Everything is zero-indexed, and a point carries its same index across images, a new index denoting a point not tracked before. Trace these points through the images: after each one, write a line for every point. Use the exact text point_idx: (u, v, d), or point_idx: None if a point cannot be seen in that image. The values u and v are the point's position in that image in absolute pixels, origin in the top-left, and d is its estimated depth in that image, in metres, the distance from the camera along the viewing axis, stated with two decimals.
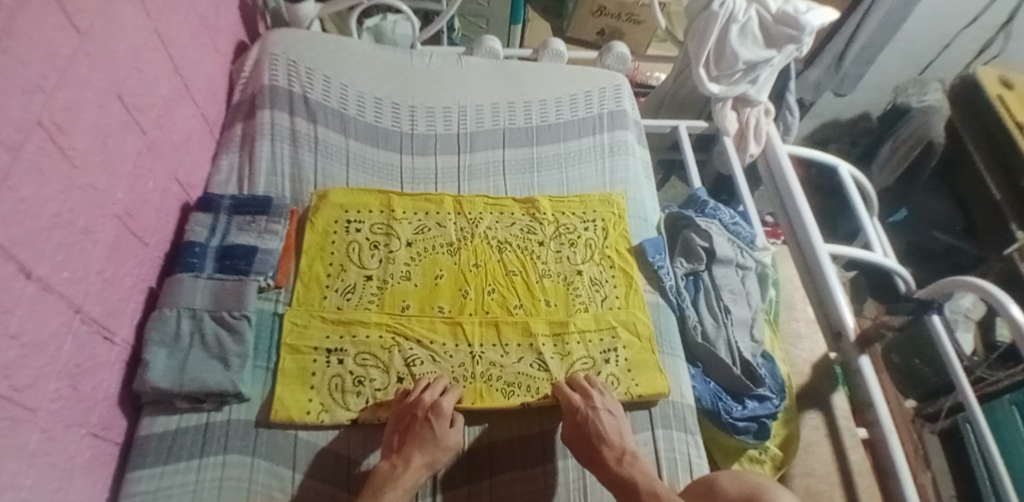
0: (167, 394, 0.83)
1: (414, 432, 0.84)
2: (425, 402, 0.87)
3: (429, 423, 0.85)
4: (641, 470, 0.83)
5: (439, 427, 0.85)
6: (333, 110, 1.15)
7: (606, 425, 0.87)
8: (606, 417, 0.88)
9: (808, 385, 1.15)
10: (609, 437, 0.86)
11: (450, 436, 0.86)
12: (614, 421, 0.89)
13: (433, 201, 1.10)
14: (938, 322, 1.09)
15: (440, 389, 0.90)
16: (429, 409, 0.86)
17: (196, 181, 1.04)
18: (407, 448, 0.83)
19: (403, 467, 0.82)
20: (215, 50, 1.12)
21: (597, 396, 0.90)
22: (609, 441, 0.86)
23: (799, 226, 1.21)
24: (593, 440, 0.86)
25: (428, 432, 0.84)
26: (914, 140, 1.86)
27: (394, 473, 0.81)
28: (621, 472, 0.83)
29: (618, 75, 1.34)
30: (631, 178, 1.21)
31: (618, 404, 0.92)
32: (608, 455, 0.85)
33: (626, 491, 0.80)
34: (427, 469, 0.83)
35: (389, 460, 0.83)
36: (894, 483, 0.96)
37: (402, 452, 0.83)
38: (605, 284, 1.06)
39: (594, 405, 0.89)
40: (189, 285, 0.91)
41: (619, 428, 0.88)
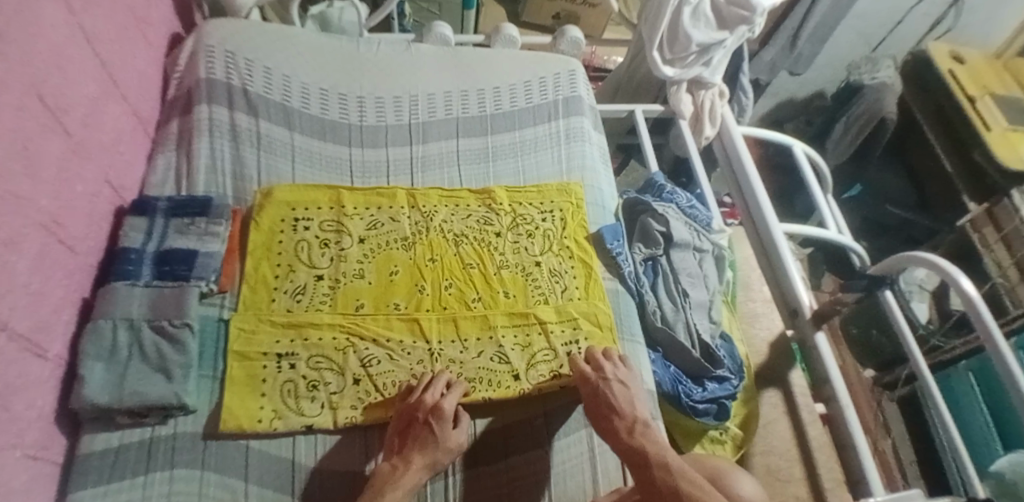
0: (106, 410, 0.79)
1: (415, 436, 0.84)
2: (425, 404, 0.85)
3: (429, 426, 0.84)
4: (649, 439, 0.83)
5: (439, 429, 0.84)
6: (275, 102, 1.10)
7: (620, 397, 0.88)
8: (618, 389, 0.88)
9: (766, 364, 1.15)
10: (623, 408, 0.87)
11: (450, 438, 0.85)
12: (627, 395, 0.89)
13: (385, 195, 1.06)
14: (889, 298, 1.10)
15: (444, 388, 0.88)
16: (430, 411, 0.84)
17: (129, 183, 0.98)
18: (408, 451, 0.82)
19: (403, 468, 0.80)
20: (146, 42, 1.05)
21: (610, 370, 0.90)
22: (623, 413, 0.87)
23: (754, 207, 1.22)
24: (608, 413, 0.87)
25: (429, 435, 0.83)
26: (868, 117, 1.93)
27: (394, 475, 0.80)
28: (633, 442, 0.84)
29: (572, 59, 1.32)
30: (588, 164, 1.19)
31: (634, 379, 0.92)
32: (620, 425, 0.86)
33: (637, 462, 0.81)
34: (427, 470, 0.82)
35: (389, 461, 0.82)
36: (853, 456, 0.97)
37: (401, 455, 0.82)
38: (564, 275, 1.04)
39: (605, 376, 0.89)
40: (125, 294, 0.85)
41: (634, 399, 0.89)
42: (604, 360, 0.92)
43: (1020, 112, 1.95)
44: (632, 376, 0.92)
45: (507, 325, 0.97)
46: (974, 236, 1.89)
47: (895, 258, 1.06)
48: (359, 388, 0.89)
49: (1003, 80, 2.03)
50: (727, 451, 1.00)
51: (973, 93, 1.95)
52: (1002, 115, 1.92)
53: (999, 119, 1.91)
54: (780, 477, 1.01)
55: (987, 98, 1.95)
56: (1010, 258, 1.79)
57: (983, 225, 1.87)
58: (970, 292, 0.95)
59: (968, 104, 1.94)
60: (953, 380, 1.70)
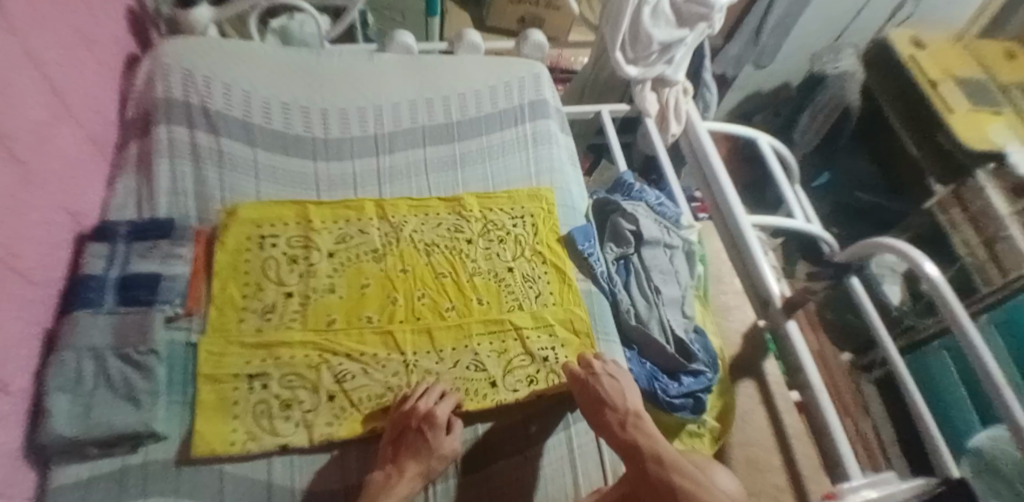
0: (75, 442, 0.77)
1: (408, 443, 0.84)
2: (419, 412, 0.85)
3: (422, 433, 0.84)
4: (643, 433, 0.85)
5: (434, 435, 0.85)
6: (236, 119, 1.08)
7: (615, 392, 0.89)
8: (611, 385, 0.89)
9: (740, 356, 1.15)
10: (617, 401, 0.88)
11: (444, 444, 0.86)
12: (620, 389, 0.89)
13: (353, 207, 1.05)
14: (857, 285, 1.12)
15: (438, 396, 0.89)
16: (423, 418, 0.85)
17: (88, 209, 0.96)
18: (403, 459, 0.84)
19: (398, 477, 0.82)
20: (100, 64, 1.03)
21: (600, 365, 0.91)
22: (616, 407, 0.87)
23: (722, 201, 1.24)
24: (602, 409, 0.87)
25: (422, 442, 0.84)
26: (831, 105, 2.02)
27: (388, 483, 0.82)
28: (627, 437, 0.85)
29: (537, 62, 1.32)
30: (556, 167, 1.20)
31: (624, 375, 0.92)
32: (612, 419, 0.87)
33: (632, 458, 0.84)
34: (421, 477, 0.83)
35: (383, 469, 0.84)
36: (829, 441, 0.98)
37: (396, 464, 0.84)
38: (538, 281, 1.04)
39: (594, 372, 0.90)
40: (87, 322, 0.83)
41: (628, 392, 0.90)
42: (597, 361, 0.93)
43: (982, 93, 2.00)
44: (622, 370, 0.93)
45: (482, 331, 0.97)
46: (942, 217, 1.94)
47: (859, 242, 1.06)
48: (334, 404, 0.88)
49: (966, 63, 2.07)
50: (706, 444, 0.99)
51: (935, 77, 1.99)
52: (963, 95, 1.98)
53: (962, 101, 1.96)
54: (760, 468, 1.02)
55: (951, 82, 2.00)
56: (979, 238, 1.81)
57: (951, 206, 1.93)
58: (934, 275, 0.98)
59: (931, 87, 1.99)
60: (929, 358, 1.73)
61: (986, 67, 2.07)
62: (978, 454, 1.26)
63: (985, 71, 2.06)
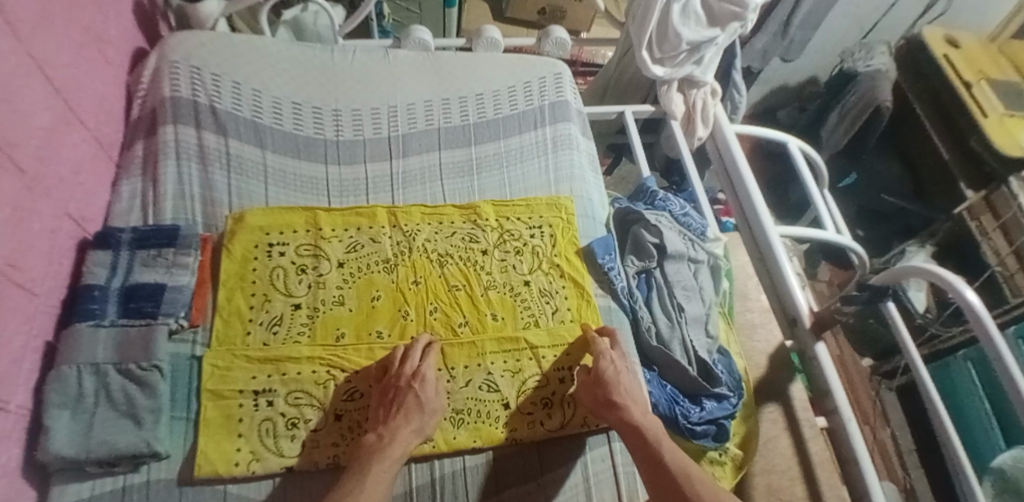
0: (75, 461, 0.75)
1: (397, 402, 0.82)
2: (406, 372, 0.84)
3: (412, 390, 0.83)
4: (640, 412, 0.84)
5: (423, 392, 0.84)
6: (245, 120, 1.04)
7: (615, 372, 0.87)
8: (609, 365, 0.88)
9: (765, 378, 1.10)
10: (623, 386, 0.86)
11: (434, 400, 0.84)
12: (622, 370, 0.88)
13: (365, 214, 1.01)
14: (892, 308, 1.02)
15: (420, 354, 0.88)
16: (411, 377, 0.84)
17: (92, 214, 0.93)
18: (393, 419, 0.81)
19: (391, 437, 0.79)
20: (105, 60, 0.99)
21: (609, 349, 0.90)
22: (624, 391, 0.85)
23: (750, 210, 1.18)
24: (609, 391, 0.85)
25: (413, 401, 0.82)
26: (862, 104, 1.88)
27: (381, 444, 0.79)
28: (630, 414, 0.83)
29: (558, 61, 1.26)
30: (577, 174, 1.14)
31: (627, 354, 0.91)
32: (633, 409, 0.84)
33: (635, 433, 0.82)
34: (416, 435, 0.81)
35: (376, 432, 0.81)
36: (856, 472, 0.94)
37: (387, 424, 0.81)
38: (555, 296, 1.00)
39: (618, 358, 0.90)
40: (89, 336, 0.81)
41: (630, 387, 0.87)
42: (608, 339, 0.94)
43: (1016, 97, 1.89)
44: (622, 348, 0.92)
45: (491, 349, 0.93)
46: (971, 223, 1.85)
47: (891, 269, 0.94)
48: (341, 425, 0.85)
49: (1000, 65, 1.97)
50: (727, 474, 0.96)
51: (969, 78, 1.90)
52: (996, 98, 1.87)
53: (996, 105, 1.85)
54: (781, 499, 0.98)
55: (984, 84, 1.90)
56: (1008, 247, 1.77)
57: (981, 213, 1.84)
58: (976, 304, 0.87)
59: (963, 88, 1.89)
60: (952, 369, 1.67)
61: (1020, 69, 1.97)
62: (1002, 476, 1.12)
63: (1020, 73, 1.96)
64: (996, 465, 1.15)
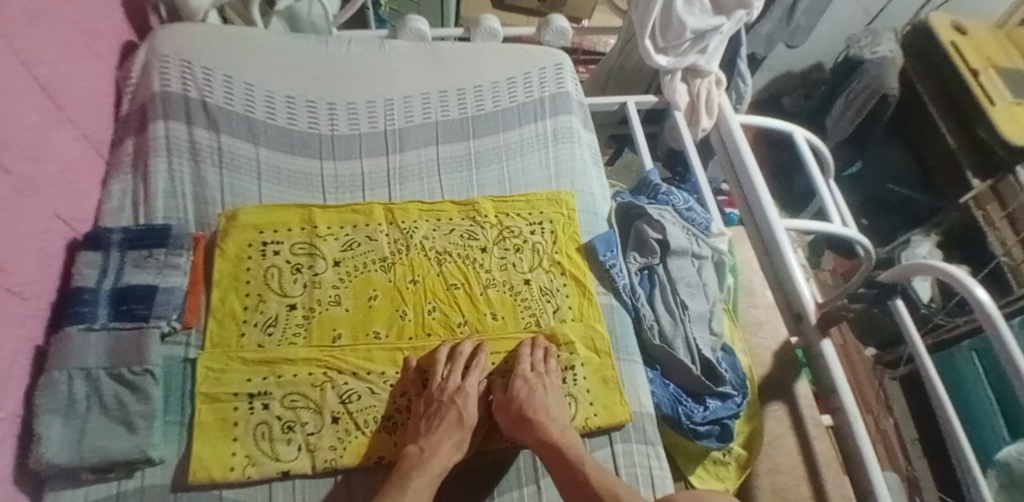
0: (68, 468, 0.73)
1: (439, 416, 0.82)
2: (449, 386, 0.84)
3: (454, 406, 0.83)
4: (558, 429, 0.82)
5: (466, 407, 0.84)
6: (237, 115, 1.02)
7: (529, 390, 0.85)
8: (522, 386, 0.85)
9: (770, 375, 1.09)
10: (536, 403, 0.83)
11: (473, 417, 0.84)
12: (538, 388, 0.85)
13: (361, 212, 0.99)
14: (901, 306, 0.99)
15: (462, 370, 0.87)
16: (455, 392, 0.84)
17: (84, 213, 0.91)
18: (436, 432, 0.80)
19: (433, 451, 0.78)
20: (93, 56, 0.96)
21: (528, 368, 0.87)
22: (536, 407, 0.83)
23: (755, 203, 1.15)
24: (521, 411, 0.83)
25: (454, 416, 0.82)
26: (868, 93, 1.85)
27: (423, 457, 0.78)
28: (546, 431, 0.81)
29: (559, 51, 1.23)
30: (578, 168, 1.12)
31: (549, 377, 0.88)
32: (547, 425, 0.82)
33: (552, 452, 0.80)
34: (457, 450, 0.80)
35: (416, 445, 0.80)
36: (861, 472, 0.92)
37: (429, 438, 0.80)
38: (556, 294, 0.98)
39: (530, 377, 0.86)
40: (81, 341, 0.79)
41: (547, 405, 0.84)
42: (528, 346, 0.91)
43: None
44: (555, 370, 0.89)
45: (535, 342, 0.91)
46: (977, 213, 1.82)
47: (901, 266, 0.91)
48: (338, 427, 0.83)
49: (1008, 52, 1.93)
50: (731, 473, 0.95)
51: (977, 65, 1.86)
52: (1005, 86, 1.84)
53: (1004, 92, 1.82)
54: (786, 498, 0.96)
55: (992, 71, 1.86)
56: (1015, 237, 1.73)
57: (988, 202, 1.81)
58: (986, 303, 0.84)
59: (971, 76, 1.85)
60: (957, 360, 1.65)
61: None
62: (1008, 468, 1.01)
63: None
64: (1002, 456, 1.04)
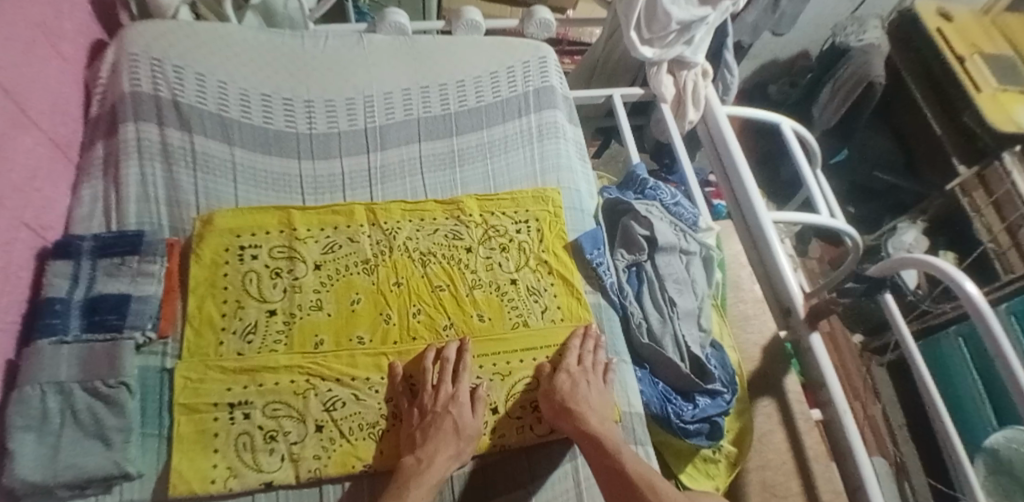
0: (42, 487, 0.71)
1: (435, 425, 0.80)
2: (442, 395, 0.83)
3: (449, 415, 0.81)
4: (597, 421, 0.82)
5: (461, 416, 0.82)
6: (211, 114, 0.99)
7: (572, 384, 0.85)
8: (565, 379, 0.85)
9: (759, 370, 1.08)
10: (577, 396, 0.84)
11: (471, 426, 0.82)
12: (580, 383, 0.85)
13: (341, 213, 0.97)
14: (890, 301, 0.97)
15: (453, 377, 0.86)
16: (449, 400, 0.83)
17: (52, 220, 0.87)
18: (431, 442, 0.79)
19: (429, 461, 0.77)
20: (59, 56, 0.93)
21: (573, 363, 0.88)
22: (577, 400, 0.83)
23: (742, 196, 1.14)
24: (563, 402, 0.83)
25: (450, 425, 0.80)
26: (853, 80, 1.84)
27: (420, 468, 0.77)
28: (586, 421, 0.81)
29: (543, 44, 1.20)
30: (564, 164, 1.10)
31: (593, 373, 0.88)
32: (588, 417, 0.82)
33: (591, 442, 0.80)
34: (454, 461, 0.79)
35: (414, 455, 0.78)
36: (851, 466, 0.92)
37: (426, 447, 0.78)
38: (543, 294, 0.97)
39: (570, 371, 0.87)
40: (51, 355, 0.76)
41: (588, 398, 0.84)
42: (579, 339, 0.92)
43: (1010, 71, 1.85)
44: (600, 365, 0.90)
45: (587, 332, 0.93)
46: (964, 200, 1.83)
47: (887, 260, 0.91)
48: (322, 436, 0.81)
49: (992, 39, 1.93)
50: (722, 470, 0.94)
51: (962, 52, 1.86)
52: (989, 72, 1.84)
53: (988, 79, 1.82)
54: (776, 495, 0.96)
55: (977, 58, 1.86)
56: (1001, 224, 1.75)
57: (973, 189, 1.82)
58: (975, 296, 0.83)
59: (956, 63, 1.85)
60: (944, 346, 1.66)
61: (1015, 43, 1.93)
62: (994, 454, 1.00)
63: (1013, 47, 1.92)
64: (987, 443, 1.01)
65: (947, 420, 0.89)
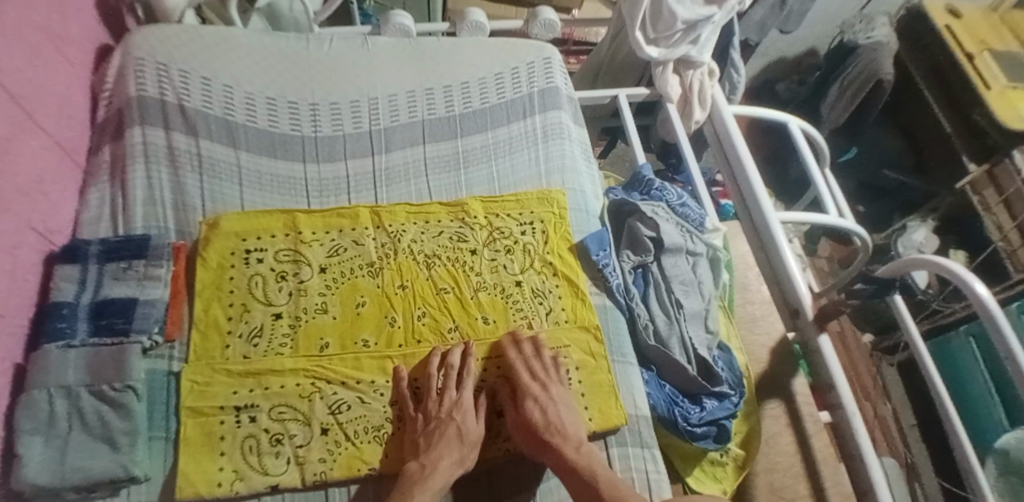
0: (50, 490, 0.71)
1: (439, 432, 0.81)
2: (446, 401, 0.84)
3: (454, 421, 0.82)
4: (574, 449, 0.81)
5: (464, 423, 0.83)
6: (216, 118, 0.99)
7: (541, 412, 0.83)
8: (533, 408, 0.83)
9: (767, 372, 1.07)
10: (552, 425, 0.82)
11: (474, 432, 0.83)
12: (551, 409, 0.83)
13: (346, 215, 0.97)
14: (899, 302, 0.96)
15: (457, 383, 0.87)
16: (453, 406, 0.84)
17: (59, 225, 0.88)
18: (436, 447, 0.79)
19: (433, 468, 0.78)
20: (65, 61, 0.93)
21: (536, 387, 0.85)
22: (553, 429, 0.82)
23: (749, 197, 1.13)
24: (537, 431, 0.82)
25: (454, 431, 0.81)
26: (863, 78, 1.82)
27: (424, 474, 0.77)
28: (562, 451, 0.80)
29: (547, 45, 1.20)
30: (569, 165, 1.10)
31: (555, 390, 0.86)
32: (565, 447, 0.81)
33: (572, 472, 0.79)
34: (458, 466, 0.80)
35: (418, 461, 0.79)
36: (860, 469, 0.91)
37: (430, 453, 0.79)
38: (548, 296, 0.96)
39: (537, 396, 0.84)
40: (59, 359, 0.77)
41: (563, 425, 0.83)
42: (515, 348, 0.89)
43: (1021, 68, 1.82)
44: (589, 371, 0.91)
45: (519, 338, 0.90)
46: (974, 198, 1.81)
47: (897, 261, 0.90)
48: (327, 439, 0.81)
49: (1002, 35, 1.91)
50: (730, 473, 0.93)
51: (971, 49, 1.84)
52: (999, 69, 1.82)
53: (998, 76, 1.80)
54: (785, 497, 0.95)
55: (987, 55, 1.84)
56: (1011, 222, 1.73)
57: (983, 187, 1.80)
58: (984, 297, 0.81)
59: (966, 60, 1.83)
60: (953, 345, 1.65)
61: None
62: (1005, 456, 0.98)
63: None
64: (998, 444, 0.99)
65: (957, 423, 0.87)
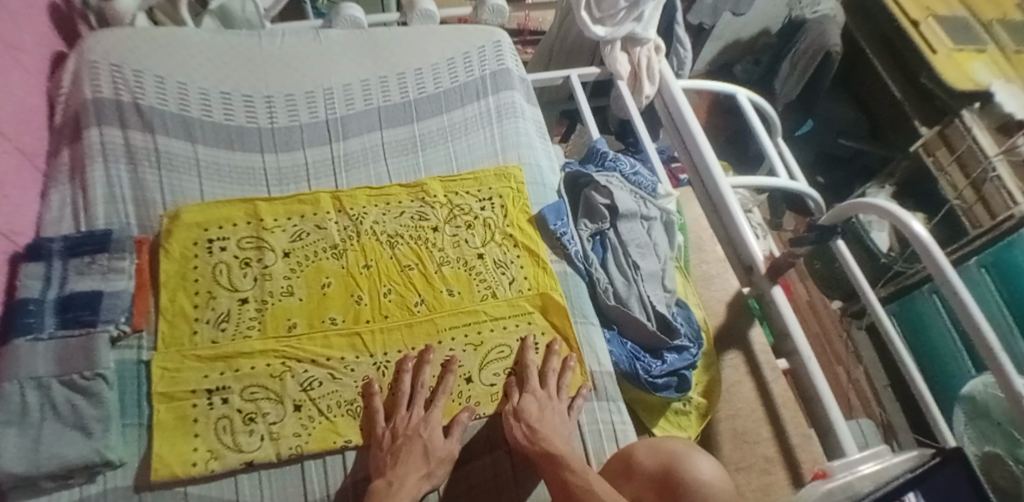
0: (26, 478, 0.72)
1: (405, 450, 0.78)
2: (411, 422, 0.81)
3: (420, 439, 0.80)
4: (562, 443, 0.80)
5: (431, 439, 0.80)
6: (172, 114, 1.01)
7: (538, 407, 0.84)
8: (531, 402, 0.85)
9: (725, 325, 1.11)
10: (543, 420, 0.83)
11: (442, 449, 0.80)
12: (547, 407, 0.85)
13: (307, 202, 0.99)
14: (841, 246, 1.02)
15: (425, 403, 0.85)
16: (420, 424, 0.81)
17: (22, 226, 0.89)
18: (402, 466, 0.77)
19: (400, 484, 0.75)
20: (20, 67, 0.95)
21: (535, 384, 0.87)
22: (543, 423, 0.82)
23: (699, 160, 1.17)
24: (530, 425, 0.82)
25: (421, 449, 0.79)
26: (812, 51, 1.88)
27: (391, 491, 0.74)
28: (552, 445, 0.79)
29: (497, 29, 1.24)
30: (524, 141, 1.13)
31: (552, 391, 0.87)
32: (554, 440, 0.80)
33: (554, 463, 0.77)
34: (426, 482, 0.77)
35: (384, 478, 0.76)
36: (816, 408, 0.94)
37: (396, 470, 0.76)
38: (510, 266, 0.99)
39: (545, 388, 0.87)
40: (27, 351, 0.78)
41: (553, 424, 0.83)
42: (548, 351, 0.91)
43: (966, 30, 1.90)
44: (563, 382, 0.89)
45: (552, 349, 0.92)
46: (927, 160, 1.84)
47: (843, 205, 0.95)
48: (300, 414, 0.82)
49: (946, 1, 1.98)
50: (693, 421, 0.96)
51: (915, 17, 1.92)
52: (944, 33, 1.89)
53: (944, 40, 1.88)
54: (748, 441, 0.98)
55: (931, 20, 1.92)
56: (965, 180, 1.74)
57: (936, 148, 1.83)
58: (925, 240, 0.84)
59: (911, 27, 1.91)
60: (917, 302, 1.70)
61: (968, 5, 1.98)
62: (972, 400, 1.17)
63: (968, 8, 1.97)
64: (966, 390, 1.19)
65: (917, 375, 0.93)
